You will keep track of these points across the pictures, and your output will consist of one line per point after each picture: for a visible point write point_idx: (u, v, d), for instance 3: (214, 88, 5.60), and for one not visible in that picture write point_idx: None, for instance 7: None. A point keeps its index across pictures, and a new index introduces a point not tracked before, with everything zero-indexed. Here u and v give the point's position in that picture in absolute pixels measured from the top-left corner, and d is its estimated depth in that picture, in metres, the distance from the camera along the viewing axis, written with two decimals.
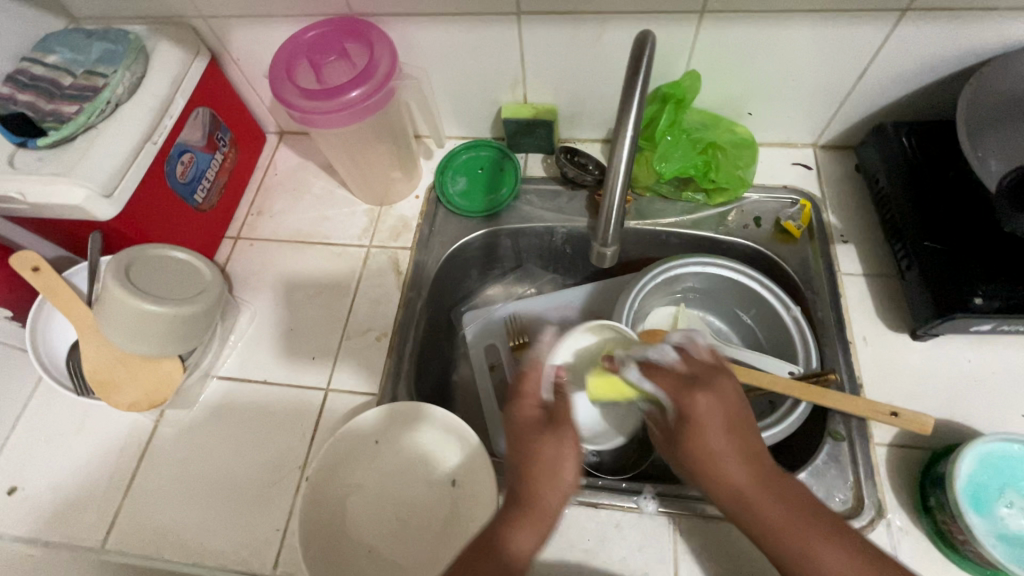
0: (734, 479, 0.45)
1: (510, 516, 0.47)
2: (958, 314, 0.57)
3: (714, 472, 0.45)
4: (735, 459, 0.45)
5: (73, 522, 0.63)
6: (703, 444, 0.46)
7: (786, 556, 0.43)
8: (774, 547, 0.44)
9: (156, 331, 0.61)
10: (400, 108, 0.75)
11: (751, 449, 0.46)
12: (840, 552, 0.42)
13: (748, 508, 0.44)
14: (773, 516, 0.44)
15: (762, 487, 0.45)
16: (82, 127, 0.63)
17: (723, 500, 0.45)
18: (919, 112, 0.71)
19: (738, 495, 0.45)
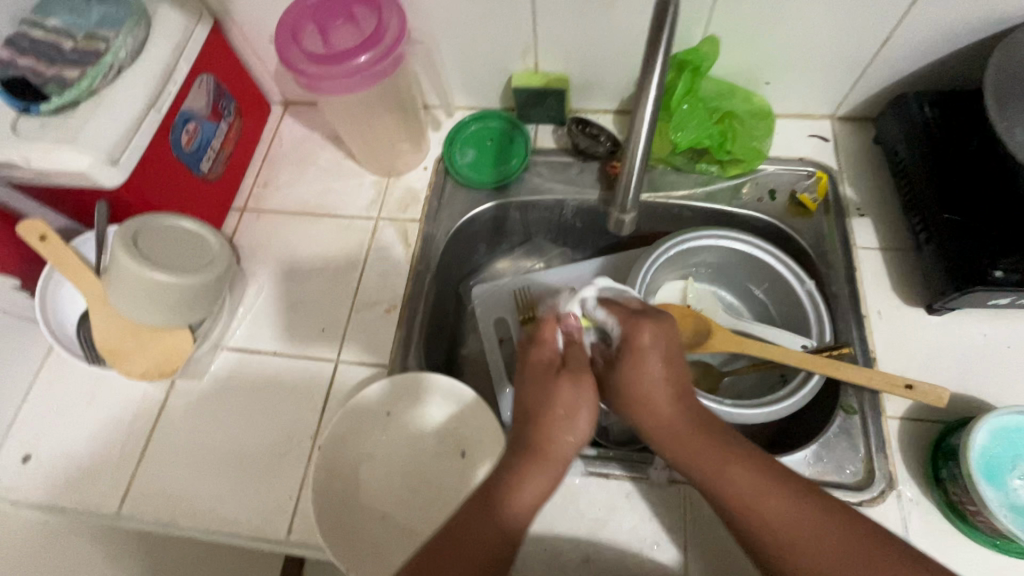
0: (664, 406, 0.50)
1: (519, 465, 0.48)
2: (976, 288, 0.56)
3: (645, 401, 0.50)
4: (669, 387, 0.50)
5: (86, 489, 0.64)
6: (637, 379, 0.50)
7: (707, 470, 0.47)
8: (691, 466, 0.48)
9: (164, 301, 0.61)
10: (409, 76, 0.73)
11: (687, 385, 0.51)
12: (758, 473, 0.47)
13: (677, 430, 0.49)
14: (697, 434, 0.48)
15: (693, 422, 0.49)
16: (84, 93, 0.61)
17: (653, 424, 0.50)
18: (942, 82, 0.69)
19: (666, 420, 0.49)
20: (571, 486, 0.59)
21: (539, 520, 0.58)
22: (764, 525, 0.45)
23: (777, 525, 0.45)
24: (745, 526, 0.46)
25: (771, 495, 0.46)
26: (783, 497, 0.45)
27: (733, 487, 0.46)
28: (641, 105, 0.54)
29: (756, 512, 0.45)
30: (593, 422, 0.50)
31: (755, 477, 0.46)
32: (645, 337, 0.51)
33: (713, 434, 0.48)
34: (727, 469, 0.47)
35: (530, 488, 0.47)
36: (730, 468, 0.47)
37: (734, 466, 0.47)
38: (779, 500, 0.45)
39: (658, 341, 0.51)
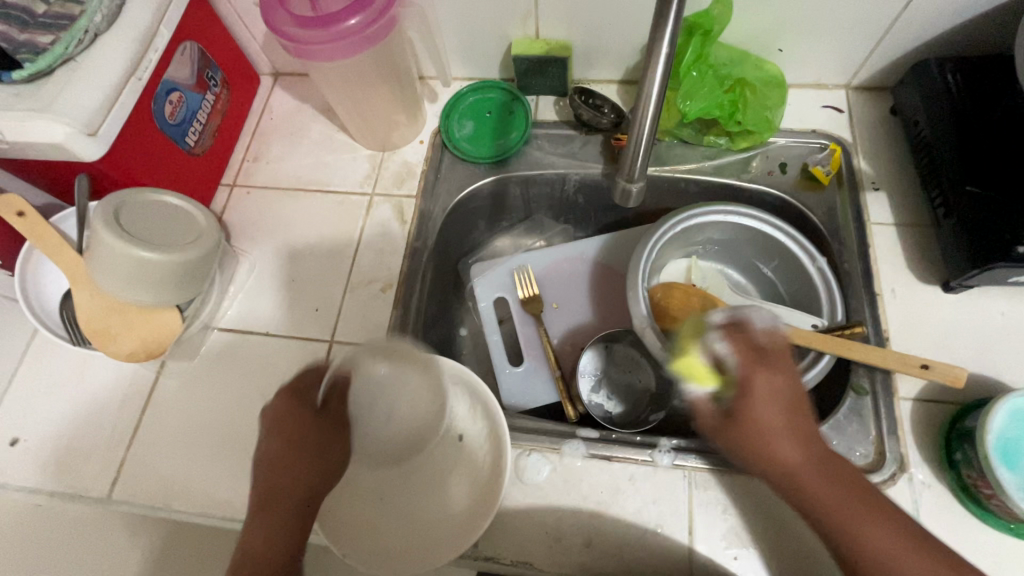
0: (786, 454, 0.42)
1: (261, 516, 0.45)
2: (998, 263, 0.53)
3: (761, 444, 0.42)
4: (794, 432, 0.42)
5: (76, 472, 0.63)
6: (761, 424, 0.42)
7: (830, 528, 0.41)
8: (827, 521, 0.41)
9: (148, 279, 0.58)
10: (403, 43, 0.70)
11: (811, 426, 0.43)
12: (891, 533, 0.40)
13: (797, 481, 0.42)
14: (822, 488, 0.41)
15: (826, 471, 0.42)
16: (59, 60, 0.58)
17: (767, 473, 0.43)
18: (965, 48, 0.65)
19: (784, 470, 0.42)
20: (573, 468, 0.57)
21: (540, 504, 0.56)
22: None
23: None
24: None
25: (912, 564, 0.39)
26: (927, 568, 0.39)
27: (863, 550, 0.40)
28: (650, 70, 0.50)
29: None
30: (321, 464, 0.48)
31: (890, 541, 0.40)
32: (761, 375, 0.43)
33: (839, 488, 0.42)
34: (858, 532, 0.40)
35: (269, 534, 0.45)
36: (860, 531, 0.40)
37: (865, 527, 0.40)
38: (920, 570, 0.39)
39: (776, 388, 0.43)
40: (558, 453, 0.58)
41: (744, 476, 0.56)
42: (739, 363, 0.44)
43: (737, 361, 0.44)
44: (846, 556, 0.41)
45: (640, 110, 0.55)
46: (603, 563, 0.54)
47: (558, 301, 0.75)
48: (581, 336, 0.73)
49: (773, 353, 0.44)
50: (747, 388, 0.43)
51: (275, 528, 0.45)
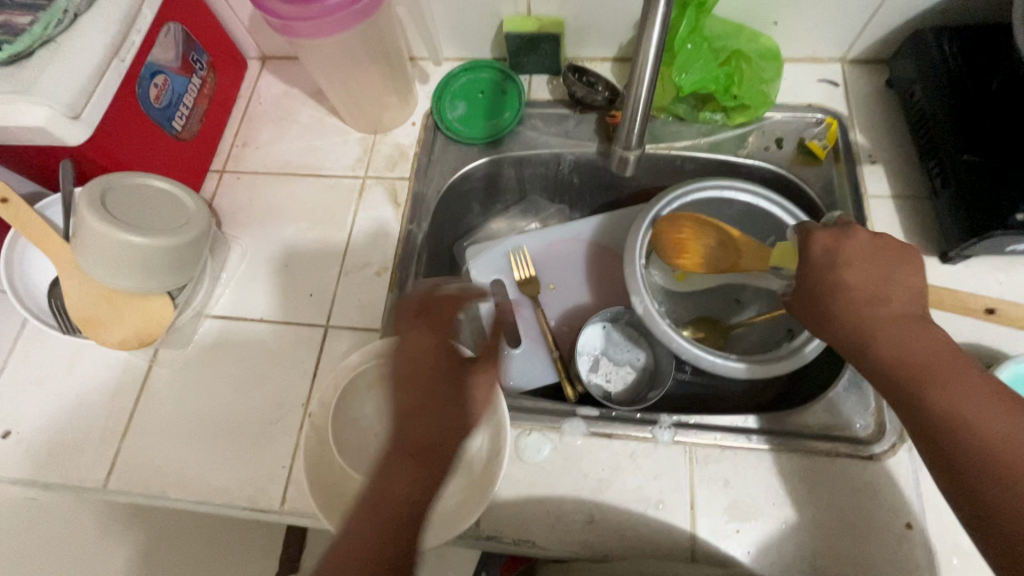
0: (857, 300, 0.47)
1: (390, 462, 0.47)
2: (997, 232, 0.53)
3: (835, 296, 0.48)
4: (869, 287, 0.47)
5: (70, 463, 0.62)
6: (839, 267, 0.48)
7: (902, 375, 0.43)
8: (895, 362, 0.44)
9: (138, 264, 0.57)
10: (392, 21, 0.68)
11: (896, 284, 0.47)
12: (970, 386, 0.41)
13: (871, 325, 0.46)
14: (895, 334, 0.45)
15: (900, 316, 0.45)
16: (38, 41, 0.56)
17: (840, 325, 0.47)
18: (961, 18, 0.64)
19: (856, 319, 0.46)
20: (574, 446, 0.57)
21: (541, 484, 0.56)
22: (966, 433, 0.40)
23: (986, 437, 0.39)
24: (929, 436, 0.41)
25: (982, 403, 0.40)
26: (1004, 416, 0.39)
27: (929, 396, 0.42)
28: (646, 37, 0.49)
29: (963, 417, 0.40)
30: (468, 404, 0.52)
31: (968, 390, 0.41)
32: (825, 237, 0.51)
33: (916, 338, 0.44)
34: (928, 378, 0.42)
35: (400, 480, 0.46)
36: (930, 375, 0.42)
37: (936, 373, 0.42)
38: (990, 414, 0.40)
39: (863, 247, 0.49)
40: (558, 432, 0.58)
41: (743, 451, 0.56)
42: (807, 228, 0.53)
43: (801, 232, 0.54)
44: (912, 400, 0.42)
45: (632, 82, 0.54)
46: (605, 539, 0.53)
47: (556, 283, 0.74)
48: (578, 316, 0.73)
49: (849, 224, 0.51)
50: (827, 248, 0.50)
51: (411, 478, 0.46)
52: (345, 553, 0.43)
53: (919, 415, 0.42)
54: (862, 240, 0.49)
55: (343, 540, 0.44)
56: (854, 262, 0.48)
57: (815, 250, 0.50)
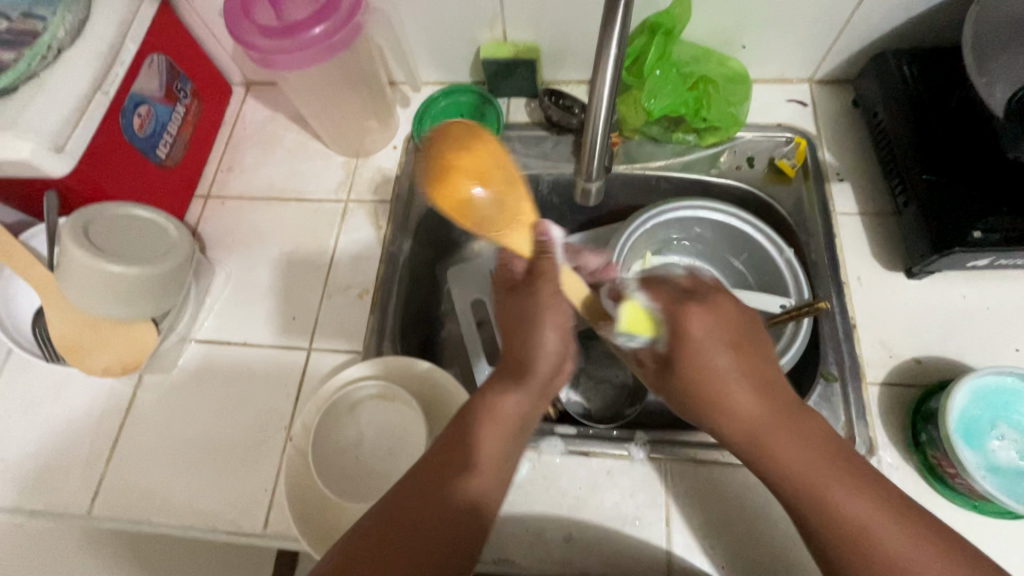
0: (745, 409, 0.42)
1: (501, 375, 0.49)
2: (957, 249, 0.55)
3: (720, 404, 0.42)
4: (752, 387, 0.42)
5: (55, 490, 0.62)
6: (708, 355, 0.43)
7: (800, 490, 0.40)
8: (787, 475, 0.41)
9: (120, 293, 0.58)
10: (371, 50, 0.70)
11: (768, 380, 0.43)
12: (864, 496, 0.39)
13: (761, 433, 0.42)
14: (786, 444, 0.41)
15: (780, 415, 0.42)
16: (23, 76, 0.58)
17: (732, 434, 0.43)
18: (920, 40, 0.67)
19: (747, 429, 0.42)
20: (552, 464, 0.58)
21: (520, 503, 0.57)
22: (864, 556, 0.38)
23: (880, 557, 0.37)
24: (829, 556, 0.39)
25: (875, 518, 0.38)
26: (900, 528, 0.38)
27: (825, 512, 0.39)
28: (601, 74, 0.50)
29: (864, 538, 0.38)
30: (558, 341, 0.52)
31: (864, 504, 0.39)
32: (697, 314, 0.44)
33: (803, 446, 0.41)
34: (825, 492, 0.39)
35: (509, 401, 0.47)
36: (827, 491, 0.39)
37: (832, 489, 0.39)
38: (885, 531, 0.38)
39: (728, 324, 0.44)
40: (537, 450, 0.59)
41: (717, 466, 0.57)
42: (665, 306, 0.45)
43: (662, 308, 0.45)
44: (807, 520, 0.40)
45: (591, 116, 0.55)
46: (583, 557, 0.54)
47: None
48: None
49: (711, 294, 0.45)
50: (681, 330, 0.43)
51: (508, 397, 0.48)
52: (423, 498, 0.42)
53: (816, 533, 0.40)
54: (729, 319, 0.44)
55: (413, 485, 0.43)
56: (722, 347, 0.43)
57: (683, 328, 0.43)
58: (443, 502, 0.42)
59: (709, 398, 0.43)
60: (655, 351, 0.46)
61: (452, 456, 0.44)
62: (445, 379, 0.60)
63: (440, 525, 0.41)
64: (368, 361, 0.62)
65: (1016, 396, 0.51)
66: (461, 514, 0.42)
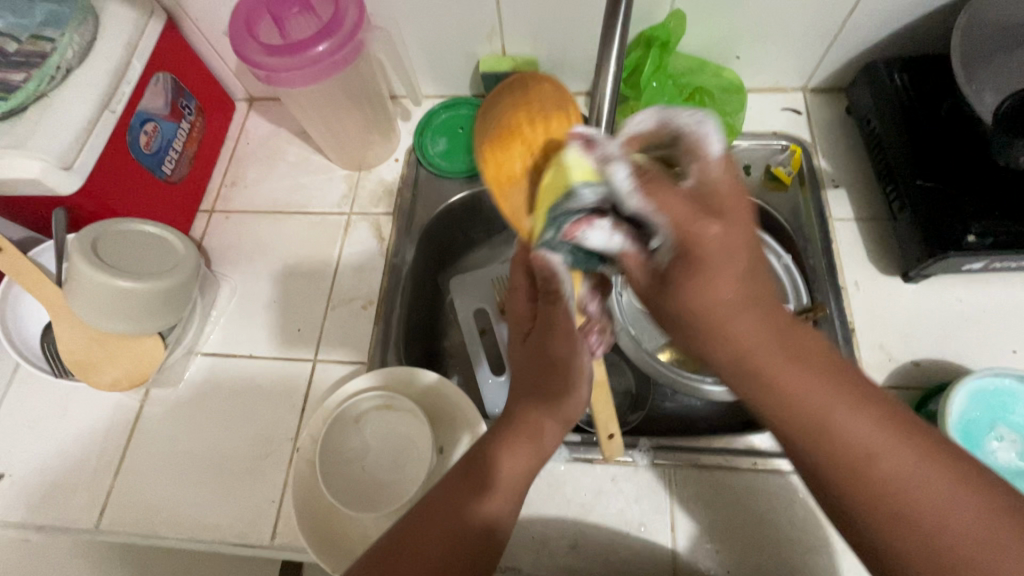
0: (740, 330, 0.37)
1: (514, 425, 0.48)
2: (952, 254, 0.56)
3: (716, 323, 0.37)
4: (746, 306, 0.36)
5: (63, 505, 0.62)
6: (699, 283, 0.36)
7: (802, 419, 0.36)
8: (792, 415, 0.37)
9: (128, 308, 0.59)
10: (372, 65, 0.72)
11: (763, 287, 0.37)
12: (873, 425, 0.35)
13: (758, 366, 0.37)
14: (790, 377, 0.36)
15: (775, 334, 0.37)
16: (33, 96, 0.58)
17: (723, 364, 0.38)
18: (910, 49, 0.68)
19: (739, 348, 0.37)
20: (557, 472, 0.59)
21: (526, 511, 0.57)
22: (870, 485, 0.35)
23: (886, 481, 0.35)
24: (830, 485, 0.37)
25: (891, 455, 0.35)
26: (910, 454, 0.35)
27: (829, 436, 0.36)
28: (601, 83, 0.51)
29: (881, 484, 0.35)
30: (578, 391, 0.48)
31: (871, 430, 0.35)
32: (711, 231, 0.35)
33: (812, 371, 0.36)
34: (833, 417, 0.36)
35: (517, 451, 0.46)
36: (838, 428, 0.36)
37: (841, 424, 0.36)
38: (899, 465, 0.35)
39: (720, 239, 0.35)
40: None
41: (720, 471, 0.57)
42: (678, 223, 0.36)
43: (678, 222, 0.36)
44: (817, 463, 0.37)
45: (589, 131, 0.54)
46: (589, 563, 0.55)
47: None
48: None
49: (726, 202, 0.36)
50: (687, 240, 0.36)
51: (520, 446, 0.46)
52: (422, 530, 0.43)
53: (819, 460, 0.36)
54: (725, 233, 0.35)
55: (420, 515, 0.44)
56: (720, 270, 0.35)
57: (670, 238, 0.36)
58: (454, 524, 0.43)
59: (719, 321, 0.37)
60: (651, 268, 0.39)
61: (469, 477, 0.45)
62: (449, 388, 0.61)
63: (448, 556, 0.42)
64: (372, 372, 0.62)
65: (1014, 397, 0.52)
66: (472, 534, 0.43)
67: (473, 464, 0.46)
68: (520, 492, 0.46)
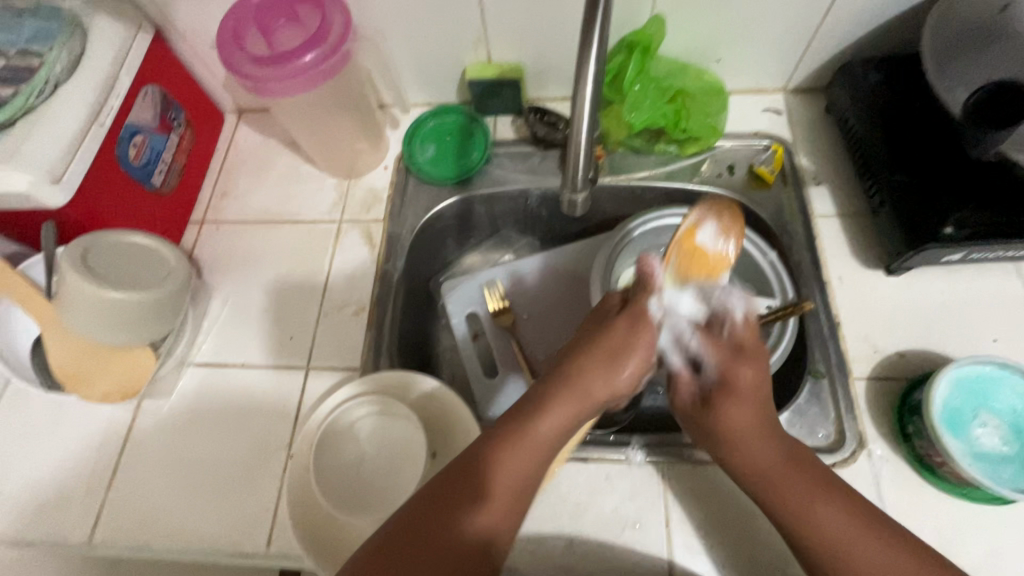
0: (763, 461, 0.48)
1: (543, 392, 0.48)
2: (930, 245, 0.57)
3: (732, 432, 0.49)
4: (767, 434, 0.49)
5: (55, 521, 0.62)
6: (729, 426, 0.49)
7: (788, 509, 0.47)
8: (786, 522, 0.47)
9: (118, 320, 0.59)
10: (360, 74, 0.73)
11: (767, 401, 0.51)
12: (850, 525, 0.44)
13: (799, 507, 0.46)
14: (830, 509, 0.45)
15: (784, 460, 0.48)
16: (21, 111, 0.60)
17: (778, 502, 0.47)
18: (885, 48, 0.70)
19: (747, 459, 0.49)
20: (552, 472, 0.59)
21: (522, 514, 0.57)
22: (848, 568, 0.43)
23: (864, 573, 0.43)
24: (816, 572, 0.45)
25: (878, 554, 0.43)
26: (880, 542, 0.44)
27: (813, 529, 0.45)
28: (578, 93, 0.51)
29: None
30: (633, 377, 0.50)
31: (839, 519, 0.45)
32: (740, 374, 0.50)
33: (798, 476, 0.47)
34: (806, 509, 0.46)
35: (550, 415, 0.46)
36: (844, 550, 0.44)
37: (847, 545, 0.44)
38: (881, 566, 0.43)
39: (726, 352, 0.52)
40: None
41: (714, 466, 0.58)
42: (722, 365, 0.51)
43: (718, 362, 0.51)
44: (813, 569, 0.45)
45: (571, 137, 0.56)
46: (585, 562, 0.55)
47: (528, 314, 0.77)
48: (552, 344, 0.75)
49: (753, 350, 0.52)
50: (727, 381, 0.50)
51: (549, 414, 0.46)
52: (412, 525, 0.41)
53: (805, 539, 0.45)
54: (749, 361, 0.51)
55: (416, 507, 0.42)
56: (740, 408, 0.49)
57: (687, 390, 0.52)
58: (448, 532, 0.41)
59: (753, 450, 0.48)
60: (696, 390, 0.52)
61: (466, 481, 0.43)
62: (444, 392, 0.61)
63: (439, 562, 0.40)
64: (371, 378, 0.62)
65: (995, 383, 0.53)
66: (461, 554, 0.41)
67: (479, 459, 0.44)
68: (519, 502, 0.44)
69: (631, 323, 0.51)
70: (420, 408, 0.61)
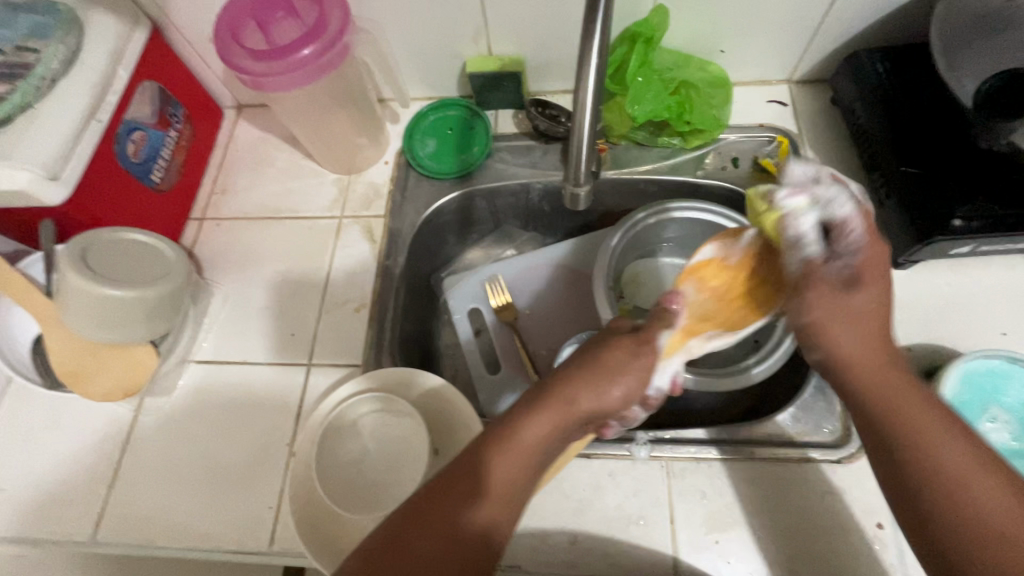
0: (873, 361, 0.45)
1: (533, 401, 0.46)
2: (938, 238, 0.56)
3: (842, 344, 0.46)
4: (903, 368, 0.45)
5: (59, 518, 0.62)
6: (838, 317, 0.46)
7: (885, 430, 0.43)
8: (893, 435, 0.43)
9: (119, 318, 0.59)
10: (359, 69, 0.72)
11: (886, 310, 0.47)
12: (963, 450, 0.41)
13: (915, 427, 0.43)
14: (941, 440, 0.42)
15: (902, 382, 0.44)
16: (17, 108, 0.59)
17: (884, 417, 0.44)
18: (892, 38, 0.69)
19: (856, 365, 0.45)
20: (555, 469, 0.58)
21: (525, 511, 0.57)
22: (953, 490, 0.40)
23: (976, 498, 0.40)
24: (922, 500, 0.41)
25: (999, 500, 0.39)
26: (992, 483, 0.40)
27: (923, 450, 0.42)
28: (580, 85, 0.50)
29: (982, 534, 0.39)
30: (627, 398, 0.47)
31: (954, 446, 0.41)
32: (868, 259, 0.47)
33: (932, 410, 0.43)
34: (927, 439, 0.42)
35: (535, 424, 0.44)
36: (957, 475, 0.41)
37: (961, 472, 0.41)
38: (995, 502, 0.39)
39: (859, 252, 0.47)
40: None
41: (718, 462, 0.57)
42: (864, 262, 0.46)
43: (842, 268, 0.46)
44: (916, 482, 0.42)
45: (573, 129, 0.55)
46: (589, 559, 0.55)
47: (530, 310, 0.77)
48: (555, 339, 0.75)
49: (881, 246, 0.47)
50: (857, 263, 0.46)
51: (540, 424, 0.44)
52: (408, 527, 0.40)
53: (907, 455, 0.42)
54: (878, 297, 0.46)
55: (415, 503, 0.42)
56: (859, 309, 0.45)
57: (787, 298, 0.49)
58: (448, 530, 0.40)
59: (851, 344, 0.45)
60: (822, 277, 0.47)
61: (462, 483, 0.42)
62: (446, 390, 0.61)
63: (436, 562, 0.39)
64: (371, 376, 0.61)
65: (1004, 377, 0.52)
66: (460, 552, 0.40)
67: (473, 466, 0.43)
68: (517, 495, 0.43)
69: (637, 344, 0.48)
70: (421, 404, 0.61)
